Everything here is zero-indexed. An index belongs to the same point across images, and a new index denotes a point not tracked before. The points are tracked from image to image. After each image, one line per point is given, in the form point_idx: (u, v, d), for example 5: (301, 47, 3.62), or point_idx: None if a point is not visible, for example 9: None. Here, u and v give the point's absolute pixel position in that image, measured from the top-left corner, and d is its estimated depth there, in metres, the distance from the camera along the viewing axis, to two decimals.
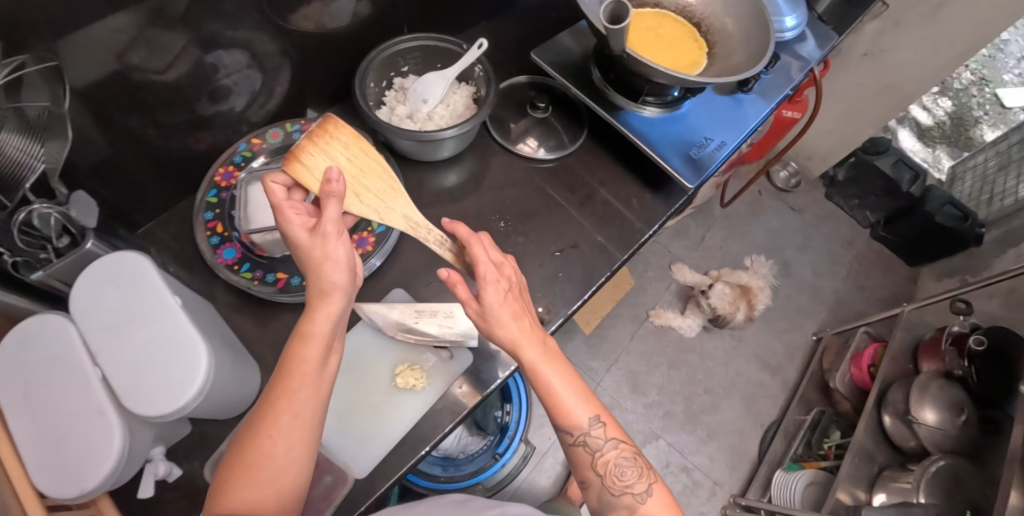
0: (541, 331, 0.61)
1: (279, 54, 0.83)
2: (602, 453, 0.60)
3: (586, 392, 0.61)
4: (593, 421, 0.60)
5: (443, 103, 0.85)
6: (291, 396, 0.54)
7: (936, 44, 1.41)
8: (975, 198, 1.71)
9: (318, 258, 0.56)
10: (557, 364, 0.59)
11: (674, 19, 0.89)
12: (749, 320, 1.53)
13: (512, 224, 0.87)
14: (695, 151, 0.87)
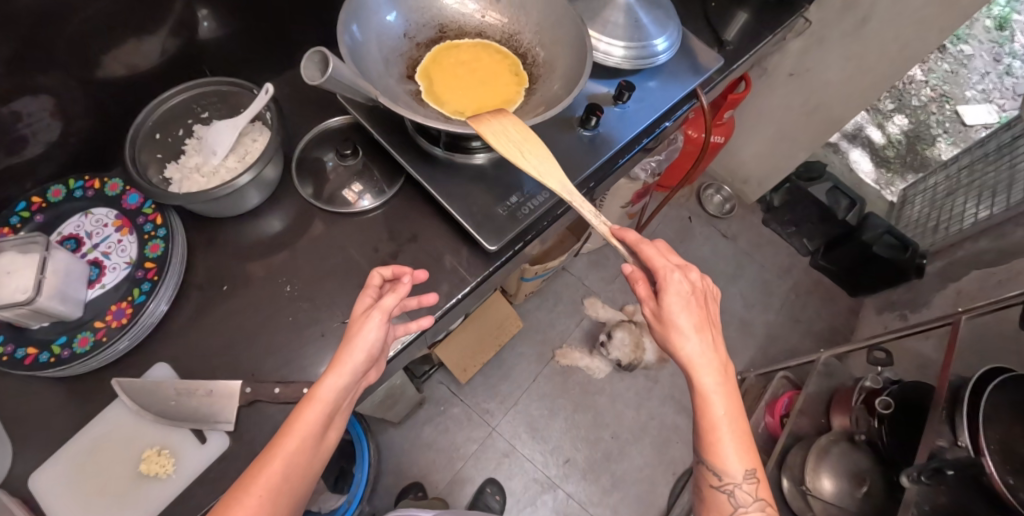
0: (725, 354, 0.59)
1: (83, 105, 0.78)
2: (744, 509, 0.58)
3: (749, 446, 0.58)
4: (746, 473, 0.57)
5: (236, 154, 0.79)
6: (288, 438, 0.54)
7: (861, 63, 1.27)
8: (921, 226, 1.60)
9: (354, 335, 0.59)
10: (729, 398, 0.57)
11: (492, 51, 0.80)
12: (661, 361, 1.45)
13: (300, 287, 0.76)
14: (505, 207, 0.76)
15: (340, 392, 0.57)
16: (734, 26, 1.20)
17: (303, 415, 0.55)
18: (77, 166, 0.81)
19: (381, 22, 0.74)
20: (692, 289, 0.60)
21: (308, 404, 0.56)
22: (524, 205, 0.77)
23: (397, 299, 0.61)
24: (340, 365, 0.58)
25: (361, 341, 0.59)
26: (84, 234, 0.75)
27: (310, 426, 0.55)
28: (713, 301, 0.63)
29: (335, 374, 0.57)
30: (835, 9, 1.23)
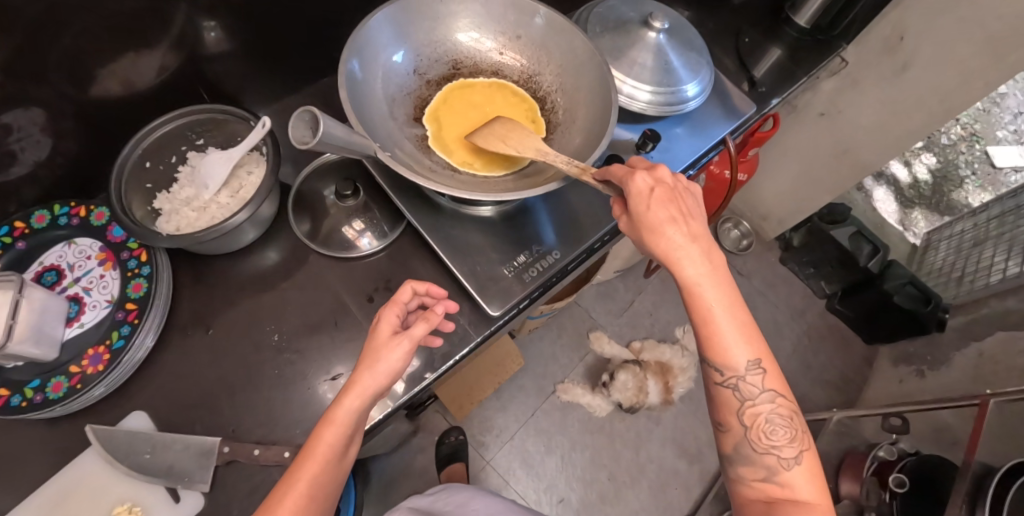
0: (708, 241, 0.57)
1: (73, 122, 0.73)
2: (755, 403, 0.55)
3: (751, 332, 0.55)
4: (750, 366, 0.54)
5: (231, 189, 0.74)
6: (318, 446, 0.52)
7: (896, 108, 1.20)
8: (943, 277, 1.51)
9: (374, 358, 0.55)
10: (715, 284, 0.55)
11: (507, 92, 0.74)
12: (665, 404, 1.40)
13: (288, 336, 0.72)
14: (512, 268, 0.72)
15: (358, 414, 0.54)
16: (765, 63, 1.14)
17: (321, 439, 0.53)
18: (64, 190, 0.77)
19: (390, 59, 0.69)
20: (659, 185, 0.58)
21: (325, 427, 0.53)
22: (533, 266, 0.72)
23: (428, 326, 0.56)
24: (359, 389, 0.54)
25: (383, 368, 0.54)
26: (65, 266, 0.71)
27: (328, 450, 0.53)
28: (690, 190, 0.60)
29: (354, 397, 0.53)
30: (874, 50, 1.16)
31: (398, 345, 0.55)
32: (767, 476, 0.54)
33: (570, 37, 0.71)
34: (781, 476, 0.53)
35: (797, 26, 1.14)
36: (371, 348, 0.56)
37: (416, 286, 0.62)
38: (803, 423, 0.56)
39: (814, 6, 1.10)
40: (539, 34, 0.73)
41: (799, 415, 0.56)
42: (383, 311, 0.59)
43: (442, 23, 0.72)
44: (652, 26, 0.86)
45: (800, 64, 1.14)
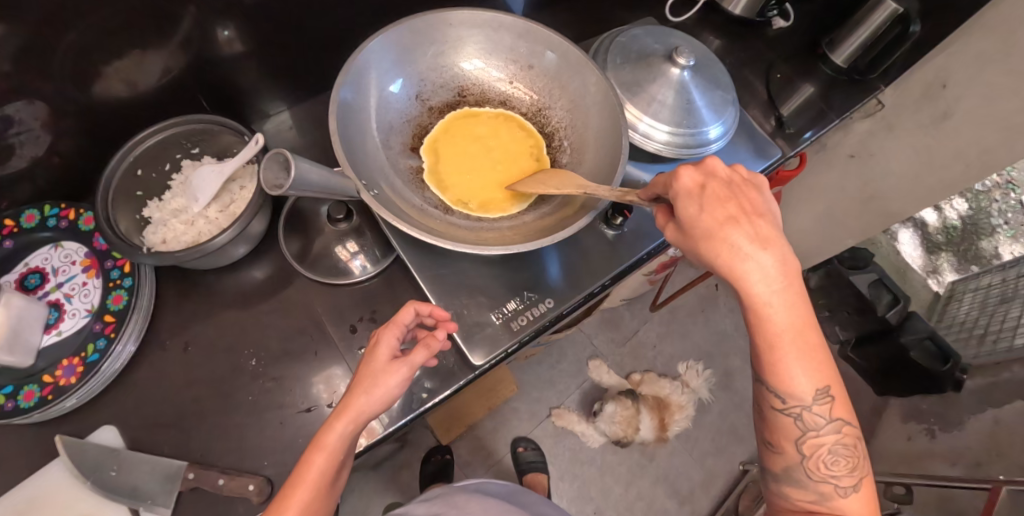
0: (783, 249, 0.50)
1: (72, 120, 0.70)
2: (816, 432, 0.51)
3: (820, 359, 0.50)
4: (817, 395, 0.50)
5: (221, 204, 0.72)
6: (310, 469, 0.53)
7: (929, 158, 1.14)
8: (964, 332, 1.38)
9: (371, 383, 0.55)
10: (786, 304, 0.49)
11: (513, 126, 0.70)
12: (659, 441, 1.36)
13: (266, 361, 0.70)
14: (500, 315, 0.70)
15: (350, 438, 0.55)
16: (796, 100, 1.09)
17: (311, 465, 0.53)
18: (58, 190, 0.75)
19: (392, 83, 0.66)
20: (718, 186, 0.52)
21: (314, 453, 0.53)
22: (522, 315, 0.71)
23: (428, 354, 0.57)
24: (352, 414, 0.54)
25: (378, 394, 0.55)
26: (49, 269, 0.70)
27: (320, 477, 0.53)
28: (755, 188, 0.54)
29: (346, 423, 0.54)
30: (914, 96, 1.09)
31: (395, 372, 0.56)
32: (817, 500, 0.52)
33: (584, 75, 0.66)
34: (834, 502, 0.51)
35: (833, 64, 1.10)
36: (367, 371, 0.56)
37: (419, 307, 0.61)
38: (864, 449, 0.53)
39: (854, 44, 1.04)
40: (552, 67, 0.69)
41: (862, 442, 0.53)
42: (382, 331, 0.59)
43: (452, 46, 0.68)
44: (677, 62, 0.81)
45: (833, 105, 1.08)
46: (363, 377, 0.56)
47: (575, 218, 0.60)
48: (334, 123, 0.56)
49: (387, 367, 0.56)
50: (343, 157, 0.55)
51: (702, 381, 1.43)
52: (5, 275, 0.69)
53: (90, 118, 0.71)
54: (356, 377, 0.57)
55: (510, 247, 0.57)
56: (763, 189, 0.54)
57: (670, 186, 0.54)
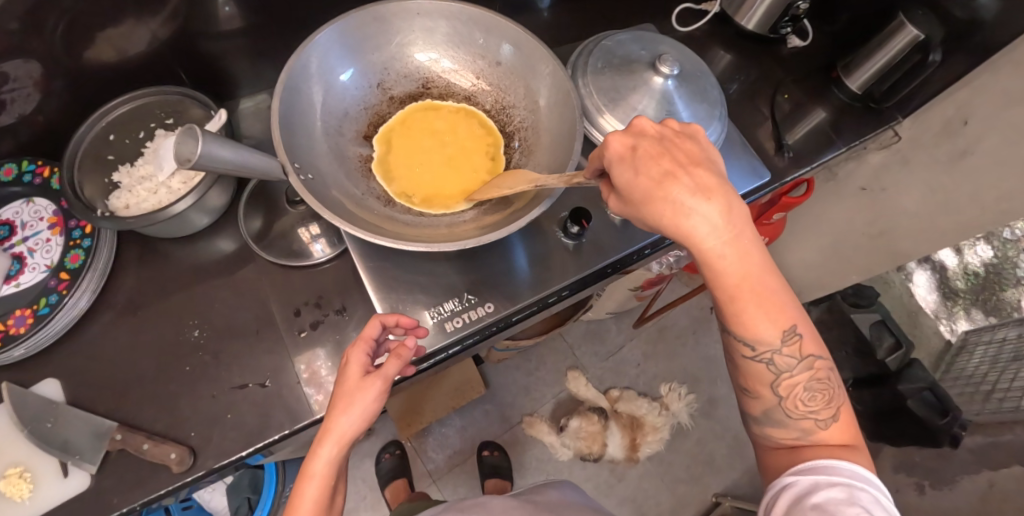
0: (727, 196, 0.49)
1: (62, 83, 0.72)
2: (790, 373, 0.52)
3: (778, 302, 0.50)
4: (784, 336, 0.50)
5: (184, 175, 0.73)
6: (303, 497, 0.51)
7: (944, 198, 1.07)
8: (969, 387, 1.31)
9: (347, 403, 0.54)
10: (738, 253, 0.49)
11: (473, 123, 0.72)
12: (629, 460, 1.33)
13: (210, 335, 0.72)
14: (435, 315, 0.69)
15: (338, 461, 0.53)
16: (804, 127, 1.00)
17: (303, 496, 0.51)
18: (41, 148, 0.77)
19: (351, 70, 0.69)
20: (648, 143, 0.51)
21: (304, 483, 0.52)
22: (457, 317, 0.70)
23: (401, 362, 0.57)
24: (335, 436, 0.53)
25: (358, 412, 0.54)
26: (18, 222, 0.73)
27: (314, 507, 0.52)
28: (689, 139, 0.53)
29: (331, 446, 0.53)
30: (932, 130, 1.02)
31: (370, 386, 0.55)
32: (800, 439, 0.52)
33: (543, 73, 0.68)
34: (816, 437, 0.51)
35: (848, 90, 1.02)
36: (342, 391, 0.55)
37: (385, 319, 0.60)
38: (838, 379, 0.53)
39: (871, 70, 0.97)
40: (518, 66, 0.71)
41: (833, 373, 0.53)
42: (350, 350, 0.58)
43: (416, 38, 0.71)
44: (660, 71, 0.77)
45: (842, 133, 1.00)
46: (338, 399, 0.54)
47: (512, 219, 0.61)
48: (279, 106, 0.60)
49: (361, 383, 0.55)
50: (282, 143, 0.58)
51: (683, 405, 1.38)
52: None
53: (77, 81, 0.73)
54: (331, 400, 0.55)
55: (438, 245, 0.58)
56: (698, 139, 0.54)
57: (603, 151, 0.52)
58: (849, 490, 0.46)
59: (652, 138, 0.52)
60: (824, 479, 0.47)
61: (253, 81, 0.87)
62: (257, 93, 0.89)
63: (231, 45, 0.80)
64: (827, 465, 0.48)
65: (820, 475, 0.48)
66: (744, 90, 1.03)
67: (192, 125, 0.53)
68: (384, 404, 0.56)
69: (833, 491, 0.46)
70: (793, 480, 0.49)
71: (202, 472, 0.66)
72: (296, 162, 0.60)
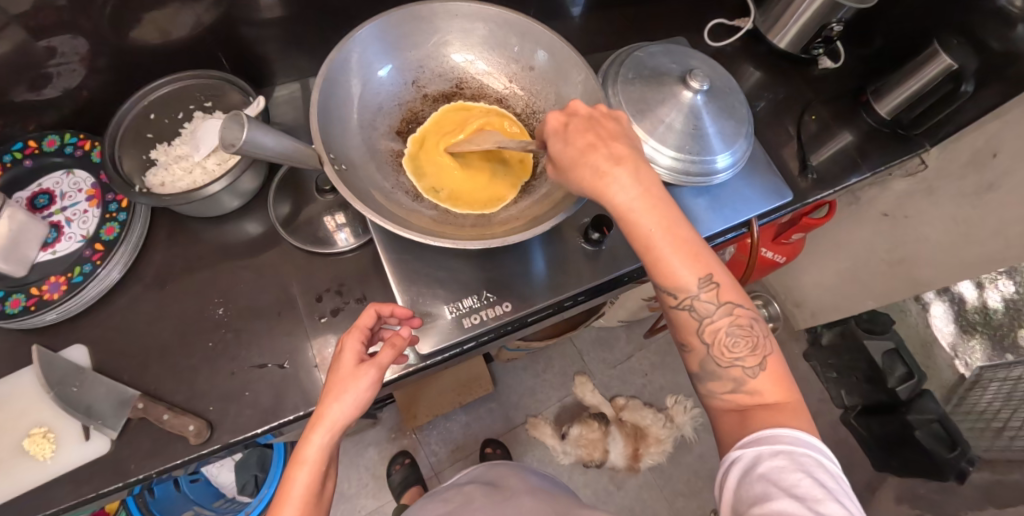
0: (636, 161, 0.54)
1: (107, 59, 0.74)
2: (711, 318, 0.53)
3: (691, 249, 0.53)
4: (701, 282, 0.53)
5: (218, 157, 0.75)
6: (292, 482, 0.53)
7: (967, 230, 1.06)
8: (980, 422, 1.32)
9: (340, 390, 0.56)
10: (648, 206, 0.53)
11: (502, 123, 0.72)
12: (630, 469, 1.33)
13: (233, 314, 0.74)
14: (455, 310, 0.70)
15: (330, 448, 0.55)
16: (830, 148, 1.00)
17: (294, 481, 0.53)
18: (83, 122, 0.80)
19: (388, 67, 0.71)
20: (578, 120, 0.56)
21: (296, 468, 0.53)
22: (476, 314, 0.71)
23: (393, 353, 0.58)
24: (327, 424, 0.54)
25: (349, 400, 0.55)
26: (58, 193, 0.75)
27: (306, 492, 0.53)
28: (615, 119, 0.58)
29: (322, 433, 0.54)
30: (960, 160, 1.01)
31: (364, 374, 0.56)
32: (734, 387, 0.53)
33: (574, 81, 0.70)
34: (748, 386, 0.53)
35: (877, 115, 1.00)
36: (335, 380, 0.57)
37: (381, 309, 0.62)
38: (764, 327, 0.55)
39: (902, 96, 0.95)
40: (550, 72, 0.73)
41: (759, 322, 0.55)
42: (345, 338, 0.59)
43: (453, 39, 0.73)
44: (690, 85, 0.78)
45: (868, 157, 0.99)
46: (330, 387, 0.57)
47: (535, 224, 0.63)
48: (317, 98, 0.63)
49: (352, 371, 0.57)
50: (318, 135, 0.61)
51: (688, 418, 1.39)
52: (19, 191, 0.75)
53: (122, 59, 0.75)
54: (326, 388, 0.57)
55: (461, 244, 0.60)
56: (623, 118, 0.59)
57: (543, 130, 0.57)
58: (793, 458, 0.47)
59: (574, 112, 0.57)
60: (767, 449, 0.48)
61: (291, 70, 0.89)
62: (292, 82, 0.91)
63: (264, 33, 0.81)
64: (769, 433, 0.49)
65: (766, 445, 0.48)
66: (771, 108, 1.02)
67: (246, 123, 0.53)
68: (375, 393, 0.58)
69: (777, 459, 0.47)
70: (740, 453, 0.50)
71: (217, 446, 0.68)
72: (331, 153, 0.63)
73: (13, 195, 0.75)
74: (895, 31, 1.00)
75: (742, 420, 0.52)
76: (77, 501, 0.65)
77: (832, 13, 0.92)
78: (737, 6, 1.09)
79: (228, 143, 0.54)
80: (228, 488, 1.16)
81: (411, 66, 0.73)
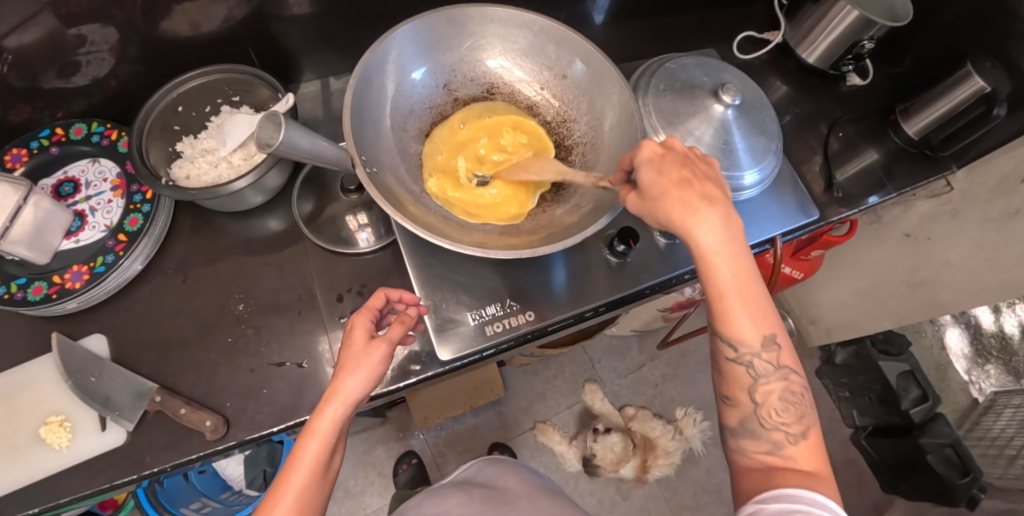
0: (727, 208, 0.53)
1: (137, 48, 0.74)
2: (765, 379, 0.52)
3: (763, 308, 0.52)
4: (764, 341, 0.51)
5: (246, 153, 0.75)
6: (302, 453, 0.52)
7: (992, 257, 1.04)
8: (993, 449, 1.30)
9: (354, 365, 0.55)
10: (731, 254, 0.51)
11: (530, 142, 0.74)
12: (638, 481, 1.33)
13: (253, 310, 0.74)
14: (477, 317, 0.70)
15: (343, 422, 0.54)
16: (856, 165, 0.98)
17: (304, 450, 0.52)
18: (111, 110, 0.80)
19: (422, 69, 0.72)
20: (673, 155, 0.55)
21: (307, 438, 0.52)
22: (498, 322, 0.70)
23: (404, 330, 0.58)
24: (341, 396, 0.54)
25: (363, 374, 0.55)
26: (83, 181, 0.75)
27: (314, 463, 0.52)
28: (705, 163, 0.57)
29: (337, 405, 0.53)
30: (987, 185, 0.99)
31: (376, 349, 0.56)
32: (770, 449, 0.51)
33: (609, 91, 0.70)
34: (786, 451, 0.50)
35: (904, 135, 0.97)
36: (348, 355, 0.56)
37: (390, 292, 0.62)
38: (812, 400, 0.53)
39: (932, 117, 0.93)
40: (583, 82, 0.73)
41: (808, 393, 0.54)
42: (355, 316, 0.59)
43: (488, 44, 0.74)
44: (722, 99, 0.77)
45: (894, 178, 0.97)
46: (344, 360, 0.56)
47: (563, 237, 0.63)
48: (351, 99, 0.63)
49: (364, 347, 0.56)
50: (350, 135, 0.61)
51: (697, 431, 1.38)
52: (44, 178, 0.75)
53: (152, 49, 0.75)
54: (338, 364, 0.56)
55: (489, 251, 0.60)
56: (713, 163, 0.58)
57: (635, 155, 0.56)
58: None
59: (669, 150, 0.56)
60: (782, 506, 0.45)
61: (319, 66, 0.89)
62: (318, 79, 0.90)
63: (294, 28, 0.80)
64: (789, 492, 0.46)
65: (784, 503, 0.46)
66: (797, 123, 1.01)
67: (282, 118, 0.54)
68: (385, 371, 0.57)
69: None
70: (756, 508, 0.47)
71: (233, 443, 0.67)
72: (363, 156, 0.63)
73: (38, 182, 0.75)
74: (928, 51, 0.98)
75: (766, 478, 0.49)
76: (90, 491, 0.65)
77: (864, 30, 0.90)
78: (766, 18, 1.08)
79: (265, 141, 0.54)
80: (236, 482, 1.15)
81: (444, 69, 0.74)
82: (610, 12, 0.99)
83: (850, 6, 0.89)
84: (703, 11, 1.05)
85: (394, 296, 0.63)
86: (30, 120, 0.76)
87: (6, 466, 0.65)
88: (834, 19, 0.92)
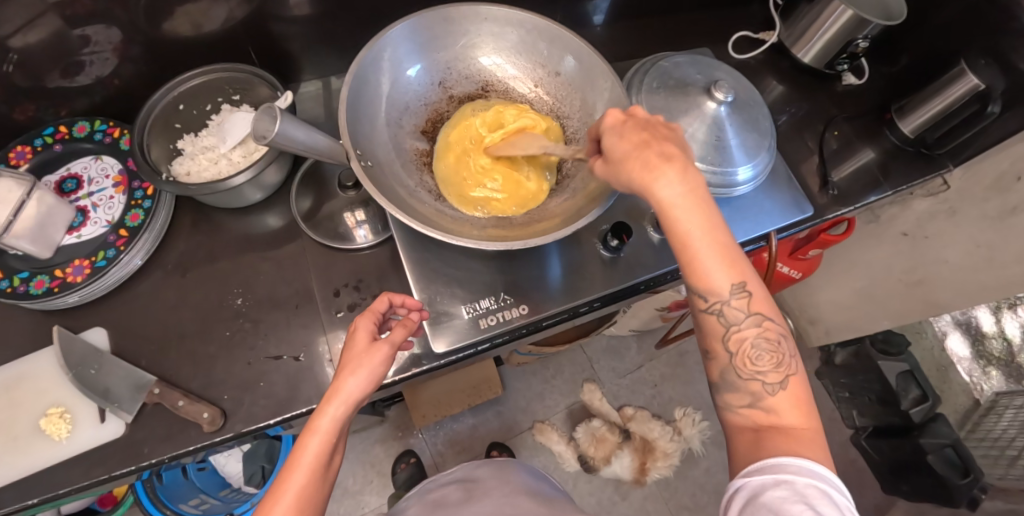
0: (685, 162, 0.53)
1: (139, 49, 0.76)
2: (738, 327, 0.52)
3: (730, 256, 0.52)
4: (735, 289, 0.52)
5: (245, 150, 0.77)
6: (301, 452, 0.52)
7: (989, 255, 1.04)
8: (994, 450, 1.29)
9: (355, 364, 0.56)
10: (692, 206, 0.51)
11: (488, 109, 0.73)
12: (636, 482, 1.33)
13: (252, 304, 0.75)
14: (471, 311, 0.71)
15: (343, 422, 0.55)
16: (851, 164, 0.98)
17: (305, 448, 0.52)
18: (113, 109, 0.82)
19: (417, 67, 0.73)
20: (633, 121, 0.56)
21: (308, 436, 0.53)
22: (493, 315, 0.71)
23: (406, 333, 0.59)
24: (343, 396, 0.54)
25: (364, 374, 0.55)
26: (86, 178, 0.77)
27: (315, 461, 0.52)
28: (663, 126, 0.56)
29: (338, 405, 0.54)
30: (984, 183, 0.99)
31: (378, 351, 0.57)
32: (752, 402, 0.52)
33: (600, 88, 0.71)
34: (766, 402, 0.51)
35: (900, 133, 0.97)
36: (350, 355, 0.57)
37: (393, 297, 0.63)
38: (792, 345, 0.53)
39: (924, 117, 0.93)
40: (577, 79, 0.74)
41: (787, 339, 0.53)
42: (359, 319, 0.60)
43: (482, 42, 0.75)
44: (714, 96, 0.78)
45: (890, 176, 0.97)
46: (346, 361, 0.56)
47: (558, 230, 0.64)
48: (347, 95, 0.64)
49: (365, 348, 0.57)
50: (346, 130, 0.62)
51: (696, 431, 1.38)
52: (48, 175, 0.77)
53: (154, 49, 0.77)
54: (340, 365, 0.57)
55: (485, 243, 0.61)
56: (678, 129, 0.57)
57: (599, 124, 0.58)
58: (794, 488, 0.45)
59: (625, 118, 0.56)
60: (767, 478, 0.46)
61: (318, 65, 0.89)
62: (318, 79, 0.91)
63: (293, 29, 0.81)
64: (773, 461, 0.47)
65: (769, 474, 0.46)
66: (794, 122, 1.01)
67: (275, 109, 0.56)
68: (386, 373, 0.58)
69: (780, 489, 0.45)
70: (742, 482, 0.47)
71: (230, 435, 0.68)
72: (358, 150, 0.64)
73: (42, 178, 0.76)
74: (924, 50, 0.99)
75: (756, 439, 0.50)
76: (88, 482, 0.66)
77: (858, 29, 0.91)
78: (763, 19, 1.09)
79: (259, 132, 0.56)
80: (235, 478, 1.17)
81: (439, 68, 0.75)
82: (609, 13, 1.00)
83: (844, 6, 0.89)
84: (699, 11, 1.07)
85: (398, 300, 0.64)
86: (35, 118, 0.78)
87: (5, 458, 0.66)
88: (828, 20, 0.93)
